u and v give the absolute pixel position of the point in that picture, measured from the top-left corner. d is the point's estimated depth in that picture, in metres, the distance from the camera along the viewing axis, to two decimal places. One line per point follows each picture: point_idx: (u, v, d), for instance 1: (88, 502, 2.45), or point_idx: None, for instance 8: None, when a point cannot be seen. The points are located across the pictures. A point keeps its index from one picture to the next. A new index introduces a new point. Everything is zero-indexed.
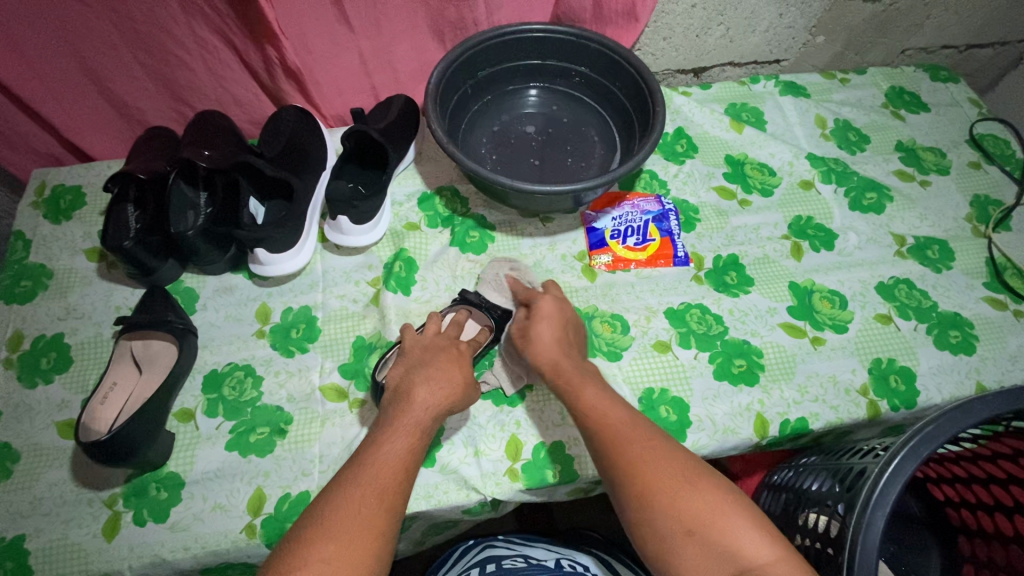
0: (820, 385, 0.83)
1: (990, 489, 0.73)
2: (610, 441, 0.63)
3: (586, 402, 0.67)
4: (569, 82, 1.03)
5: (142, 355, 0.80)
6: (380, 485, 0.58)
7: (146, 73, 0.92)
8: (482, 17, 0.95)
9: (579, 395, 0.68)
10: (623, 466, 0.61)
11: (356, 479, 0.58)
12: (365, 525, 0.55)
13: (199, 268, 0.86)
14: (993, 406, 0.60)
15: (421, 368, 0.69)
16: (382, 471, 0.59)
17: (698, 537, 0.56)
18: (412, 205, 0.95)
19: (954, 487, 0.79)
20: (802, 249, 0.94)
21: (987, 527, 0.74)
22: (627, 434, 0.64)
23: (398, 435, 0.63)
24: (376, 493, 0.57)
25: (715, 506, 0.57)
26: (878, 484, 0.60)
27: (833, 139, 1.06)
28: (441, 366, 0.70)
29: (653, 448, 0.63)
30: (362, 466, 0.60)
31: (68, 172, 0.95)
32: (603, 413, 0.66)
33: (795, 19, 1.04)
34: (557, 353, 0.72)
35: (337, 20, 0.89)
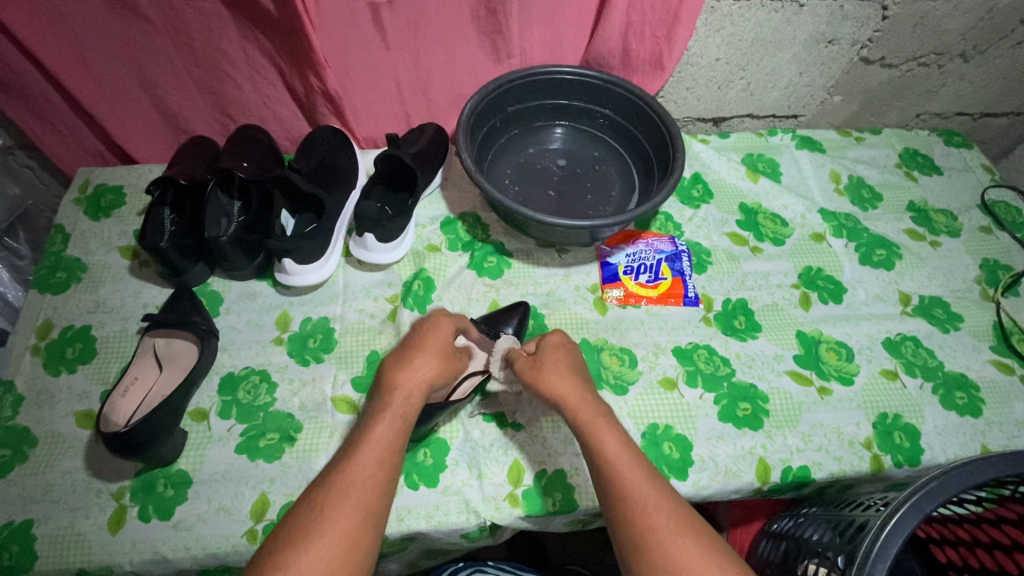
0: (824, 434, 0.84)
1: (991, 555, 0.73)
2: (630, 495, 0.62)
3: (606, 447, 0.66)
4: (593, 123, 1.07)
5: (164, 353, 0.83)
6: (366, 492, 0.60)
7: (196, 85, 0.98)
8: (515, 56, 1.00)
9: (600, 441, 0.66)
10: (641, 530, 0.60)
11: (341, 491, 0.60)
12: (346, 529, 0.57)
13: (226, 273, 0.90)
14: (997, 468, 0.61)
15: (402, 366, 0.71)
16: (370, 486, 0.61)
17: None
18: (435, 228, 0.99)
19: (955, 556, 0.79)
20: (811, 300, 0.96)
21: None
22: (644, 497, 0.62)
23: (379, 444, 0.64)
24: (360, 496, 0.60)
25: None
26: (880, 535, 0.60)
27: (846, 195, 1.09)
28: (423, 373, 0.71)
29: (677, 509, 0.61)
30: (348, 481, 0.61)
31: (113, 173, 1.00)
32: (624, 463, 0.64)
33: (814, 78, 1.08)
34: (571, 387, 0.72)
35: (378, 50, 0.95)
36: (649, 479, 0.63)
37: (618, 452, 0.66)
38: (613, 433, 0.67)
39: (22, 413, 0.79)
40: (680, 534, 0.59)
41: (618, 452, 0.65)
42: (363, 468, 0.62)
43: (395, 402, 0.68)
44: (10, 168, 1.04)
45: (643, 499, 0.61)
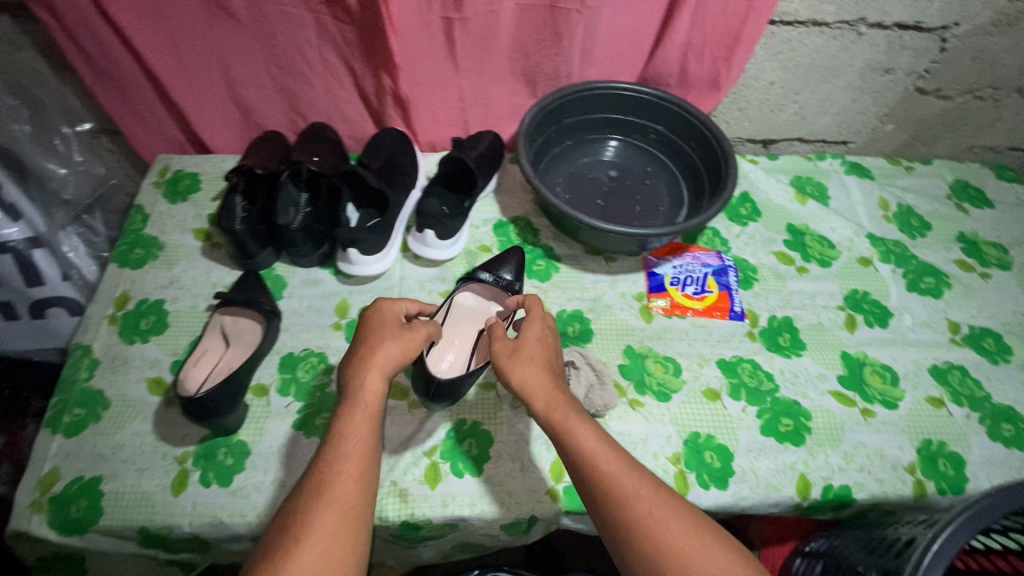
0: (866, 455, 0.84)
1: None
2: (614, 488, 0.62)
3: (581, 441, 0.65)
4: (645, 138, 1.10)
5: (231, 330, 0.87)
6: (348, 509, 0.59)
7: (274, 83, 1.04)
8: (574, 70, 1.05)
9: (574, 438, 0.65)
10: (629, 522, 0.60)
11: (316, 507, 0.58)
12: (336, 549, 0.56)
13: (292, 259, 0.95)
14: None
15: (370, 368, 0.68)
16: (348, 496, 0.60)
17: None
18: (488, 230, 1.03)
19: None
20: (856, 322, 0.97)
21: None
22: (628, 490, 0.62)
23: (352, 453, 0.63)
24: (343, 511, 0.59)
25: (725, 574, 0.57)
26: (933, 547, 0.61)
27: (895, 222, 1.10)
28: (383, 371, 0.68)
29: (662, 497, 0.62)
30: (327, 491, 0.60)
31: (190, 160, 1.07)
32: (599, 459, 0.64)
33: (867, 105, 1.10)
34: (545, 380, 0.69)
35: (447, 58, 1.00)
36: (629, 471, 0.64)
37: (592, 446, 0.65)
38: (585, 427, 0.66)
39: (97, 376, 0.84)
40: (669, 521, 0.60)
41: (594, 447, 0.65)
42: (336, 480, 0.60)
43: (355, 403, 0.66)
44: (96, 151, 1.12)
45: (627, 492, 0.62)
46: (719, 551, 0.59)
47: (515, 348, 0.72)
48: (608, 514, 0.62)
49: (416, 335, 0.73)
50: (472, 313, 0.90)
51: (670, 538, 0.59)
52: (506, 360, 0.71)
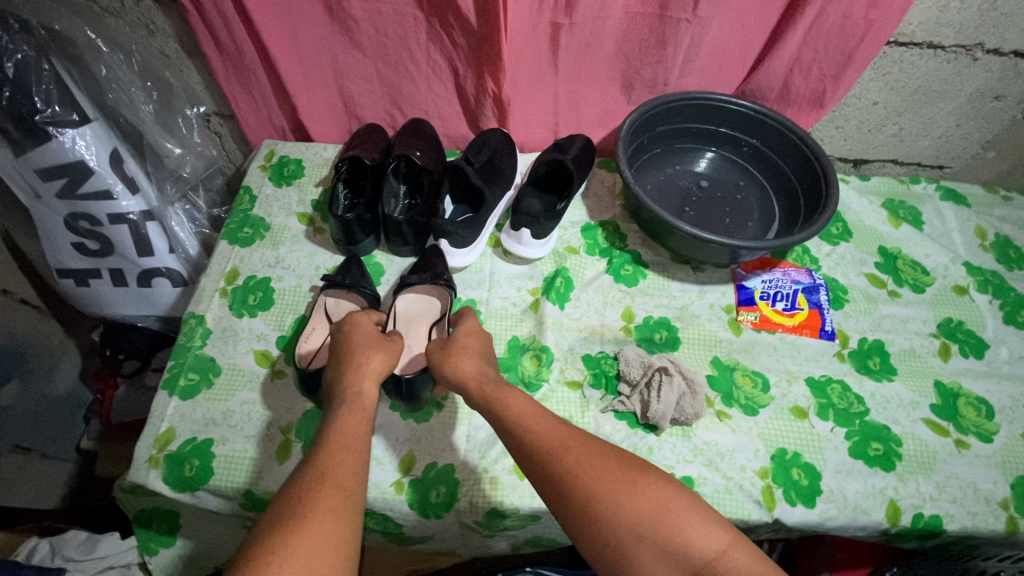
0: (959, 487, 0.82)
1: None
2: (540, 443, 0.65)
3: (514, 408, 0.69)
4: (736, 151, 1.11)
5: (334, 310, 0.92)
6: (341, 489, 0.58)
7: (379, 78, 1.08)
8: (673, 80, 1.05)
9: (509, 406, 0.70)
10: (563, 471, 0.62)
11: (308, 487, 0.57)
12: (328, 524, 0.54)
13: (390, 247, 0.98)
14: None
15: (356, 376, 0.73)
16: (341, 480, 0.59)
17: (649, 539, 0.57)
18: (576, 232, 1.05)
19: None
20: (950, 351, 0.95)
21: None
22: (556, 442, 0.65)
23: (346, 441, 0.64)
24: (333, 489, 0.57)
25: (663, 506, 0.59)
26: None
27: (991, 252, 1.07)
28: (373, 379, 0.73)
29: (591, 445, 0.65)
30: (319, 473, 0.59)
31: (294, 147, 1.12)
32: (530, 420, 0.68)
33: (970, 131, 1.07)
34: (480, 367, 0.75)
35: (550, 62, 1.03)
36: (556, 429, 0.67)
37: (522, 409, 0.69)
38: (517, 398, 0.71)
39: (209, 344, 0.90)
40: (598, 464, 0.63)
41: (525, 409, 0.69)
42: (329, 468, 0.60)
43: (350, 405, 0.69)
44: (207, 133, 1.18)
45: (552, 443, 0.65)
46: (643, 485, 0.61)
47: (445, 344, 0.79)
48: (539, 470, 0.64)
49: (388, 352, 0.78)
50: (418, 312, 0.92)
51: (595, 483, 0.61)
52: (440, 356, 0.78)
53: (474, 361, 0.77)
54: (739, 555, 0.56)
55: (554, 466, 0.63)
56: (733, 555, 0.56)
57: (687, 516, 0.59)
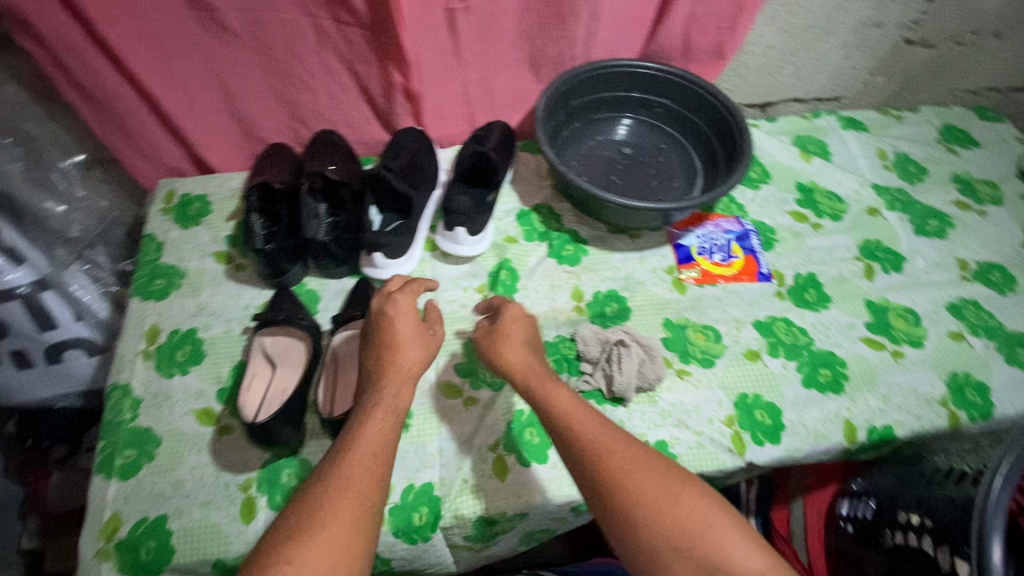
0: (902, 394, 0.88)
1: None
2: (589, 447, 0.64)
3: (562, 406, 0.68)
4: (650, 113, 1.12)
5: (273, 350, 0.86)
6: (364, 489, 0.60)
7: (274, 94, 1.01)
8: (578, 51, 1.04)
9: (551, 402, 0.69)
10: (608, 477, 0.62)
11: (331, 490, 0.60)
12: (345, 529, 0.57)
13: (322, 271, 0.93)
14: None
15: (395, 362, 0.72)
16: (368, 476, 0.61)
17: (687, 552, 0.57)
18: (511, 220, 1.03)
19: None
20: (874, 270, 1.01)
21: None
22: (609, 446, 0.64)
23: (375, 440, 0.64)
24: (355, 489, 0.60)
25: (704, 519, 0.58)
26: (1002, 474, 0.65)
27: (894, 171, 1.14)
28: (406, 381, 0.71)
29: (645, 453, 0.64)
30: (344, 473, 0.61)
31: (195, 183, 1.04)
32: (574, 418, 0.67)
33: (858, 60, 1.13)
34: (526, 356, 0.75)
35: (452, 51, 0.99)
36: (608, 432, 0.66)
37: (575, 409, 0.68)
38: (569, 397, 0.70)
39: (141, 414, 0.82)
40: (644, 472, 0.62)
41: (572, 408, 0.68)
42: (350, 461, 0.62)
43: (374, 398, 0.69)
44: (92, 184, 1.07)
45: (602, 447, 0.64)
46: (679, 497, 0.60)
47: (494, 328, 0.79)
48: (590, 475, 0.63)
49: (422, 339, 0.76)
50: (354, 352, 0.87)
51: (635, 478, 0.61)
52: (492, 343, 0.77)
53: (524, 353, 0.76)
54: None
55: (591, 453, 0.64)
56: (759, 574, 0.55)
57: (715, 531, 0.58)
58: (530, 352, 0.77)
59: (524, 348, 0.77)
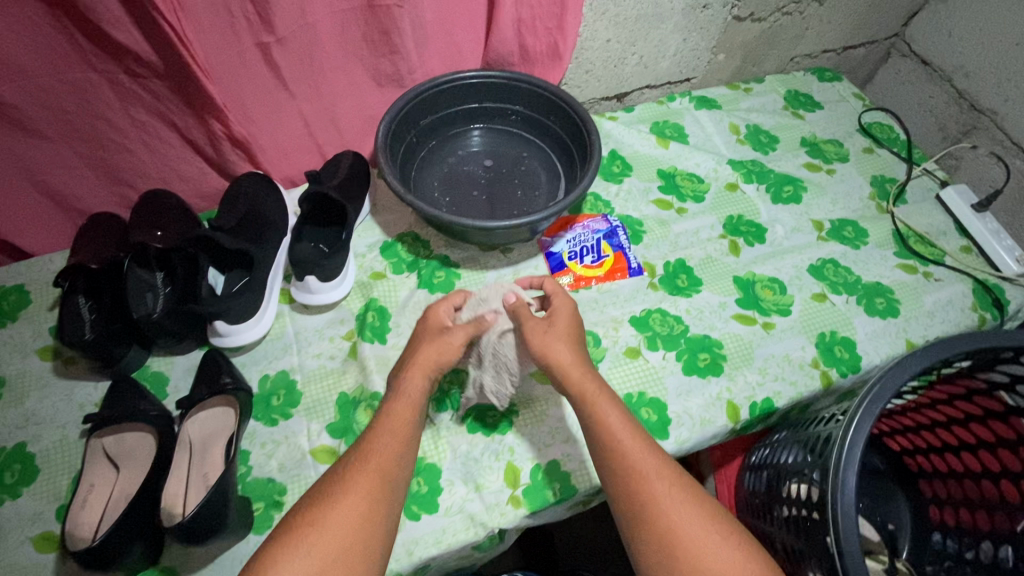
0: (777, 364, 0.91)
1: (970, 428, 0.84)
2: (624, 464, 0.63)
3: (603, 415, 0.66)
4: (506, 121, 1.09)
5: (115, 451, 0.78)
6: (372, 498, 0.60)
7: (83, 161, 0.91)
8: (416, 68, 1.00)
9: (594, 410, 0.66)
10: (633, 496, 0.61)
11: (341, 494, 0.59)
12: (352, 531, 0.57)
13: (165, 348, 0.85)
14: (922, 360, 0.70)
15: (416, 356, 0.72)
16: (376, 475, 0.61)
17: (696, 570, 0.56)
18: (375, 255, 0.98)
19: (944, 457, 0.88)
20: (739, 246, 1.04)
21: (969, 466, 0.85)
22: (651, 469, 0.62)
23: (383, 447, 0.64)
24: (368, 496, 0.60)
25: (707, 539, 0.58)
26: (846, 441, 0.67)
27: (748, 143, 1.18)
28: (425, 368, 0.71)
29: (671, 471, 0.63)
30: (348, 474, 0.61)
31: (7, 273, 0.91)
32: (618, 434, 0.65)
33: (697, 42, 1.16)
34: (572, 360, 0.70)
35: (277, 87, 0.92)
36: (645, 443, 0.64)
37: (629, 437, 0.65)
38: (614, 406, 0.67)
39: None
40: (672, 488, 0.61)
41: (618, 421, 0.66)
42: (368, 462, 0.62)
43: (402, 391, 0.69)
44: None
45: (641, 465, 0.62)
46: (682, 489, 0.62)
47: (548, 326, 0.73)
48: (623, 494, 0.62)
49: (453, 342, 0.73)
50: (209, 438, 0.79)
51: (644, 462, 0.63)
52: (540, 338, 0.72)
53: (569, 348, 0.71)
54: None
55: (618, 454, 0.64)
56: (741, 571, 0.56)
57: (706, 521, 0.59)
58: (578, 351, 0.72)
59: (570, 340, 0.72)
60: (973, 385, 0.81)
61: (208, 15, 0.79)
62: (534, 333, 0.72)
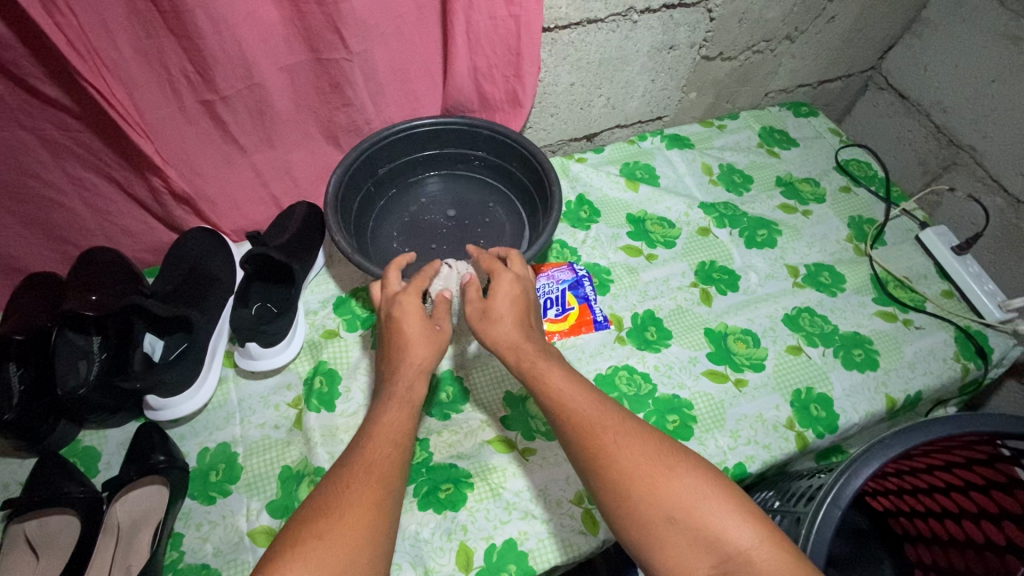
0: (750, 426, 0.86)
1: (952, 496, 0.80)
2: (579, 423, 0.61)
3: (549, 380, 0.65)
4: (470, 166, 1.06)
5: (38, 537, 0.72)
6: (376, 502, 0.54)
7: (18, 219, 0.86)
8: (372, 116, 0.97)
9: (544, 380, 0.65)
10: (596, 451, 0.59)
11: (337, 492, 0.55)
12: (360, 538, 0.52)
13: (97, 421, 0.80)
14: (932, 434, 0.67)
15: (406, 350, 0.66)
16: (377, 478, 0.56)
17: (681, 524, 0.54)
18: (328, 311, 0.93)
19: (925, 522, 0.84)
20: (711, 295, 0.99)
21: (955, 535, 0.80)
22: (594, 419, 0.61)
23: (382, 449, 0.59)
24: (372, 495, 0.55)
25: (696, 491, 0.55)
26: (813, 527, 0.66)
27: (721, 184, 1.14)
28: (428, 375, 0.66)
29: (631, 424, 0.61)
30: (346, 477, 0.56)
31: None
32: (564, 395, 0.64)
33: (666, 82, 1.13)
34: (517, 337, 0.68)
35: (224, 140, 0.88)
36: (598, 403, 0.63)
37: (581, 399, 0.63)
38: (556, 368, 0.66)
39: None
40: (631, 440, 0.60)
41: (560, 380, 0.65)
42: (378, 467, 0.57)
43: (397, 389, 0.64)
44: None
45: (591, 418, 0.61)
46: (683, 469, 0.57)
47: (486, 308, 0.71)
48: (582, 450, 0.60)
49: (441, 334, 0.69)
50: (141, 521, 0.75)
51: (627, 459, 0.58)
52: (479, 324, 0.70)
53: (513, 326, 0.69)
54: (772, 553, 0.51)
55: (570, 415, 0.62)
56: (756, 540, 0.52)
57: (714, 497, 0.55)
58: (526, 329, 0.70)
59: (518, 324, 0.70)
60: (973, 454, 0.76)
61: (142, 73, 0.75)
62: (479, 318, 0.70)
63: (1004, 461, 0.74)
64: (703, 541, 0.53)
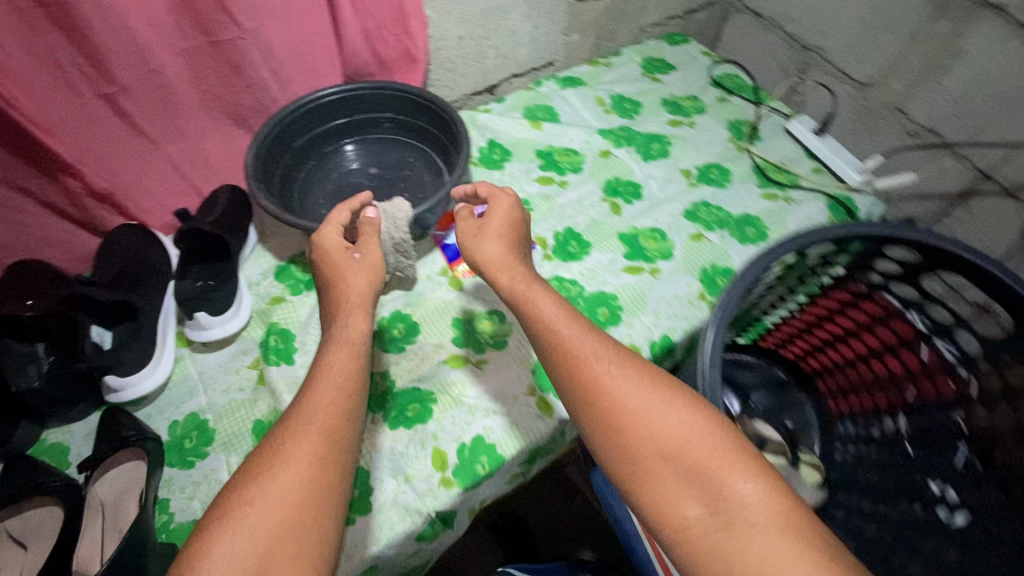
0: (669, 304, 0.97)
1: (839, 323, 0.99)
2: (577, 362, 0.63)
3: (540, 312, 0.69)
4: (382, 129, 1.12)
5: (21, 531, 0.74)
6: (322, 463, 0.54)
7: None
8: (278, 93, 1.01)
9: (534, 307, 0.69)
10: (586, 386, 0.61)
11: (283, 460, 0.54)
12: (296, 497, 0.51)
13: (59, 418, 0.82)
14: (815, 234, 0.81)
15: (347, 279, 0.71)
16: (329, 428, 0.57)
17: (671, 461, 0.55)
18: (270, 281, 0.97)
19: (825, 356, 1.04)
20: (620, 205, 1.11)
21: (847, 355, 1.01)
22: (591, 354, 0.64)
23: (340, 386, 0.60)
24: (313, 460, 0.54)
25: (684, 424, 0.57)
26: (705, 353, 0.76)
27: (614, 111, 1.26)
28: (362, 309, 0.69)
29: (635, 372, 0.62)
30: (292, 431, 0.56)
31: None
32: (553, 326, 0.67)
33: (548, 27, 1.23)
34: (510, 262, 0.75)
35: (133, 134, 0.91)
36: (596, 341, 0.65)
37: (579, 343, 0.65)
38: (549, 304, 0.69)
39: None
40: (628, 378, 0.61)
41: (553, 312, 0.68)
42: (309, 407, 0.58)
43: (342, 342, 0.65)
44: None
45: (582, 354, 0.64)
46: (679, 407, 0.59)
47: (481, 226, 0.79)
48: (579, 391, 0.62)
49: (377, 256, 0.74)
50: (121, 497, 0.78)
51: (629, 395, 0.59)
52: (473, 240, 0.78)
53: (497, 244, 0.76)
54: (774, 504, 0.51)
55: (569, 353, 0.64)
56: (758, 491, 0.52)
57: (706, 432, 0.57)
58: (515, 250, 0.77)
59: (508, 255, 0.75)
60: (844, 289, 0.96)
61: (38, 74, 0.77)
62: (474, 236, 0.78)
63: (873, 290, 0.93)
64: (693, 482, 0.54)
